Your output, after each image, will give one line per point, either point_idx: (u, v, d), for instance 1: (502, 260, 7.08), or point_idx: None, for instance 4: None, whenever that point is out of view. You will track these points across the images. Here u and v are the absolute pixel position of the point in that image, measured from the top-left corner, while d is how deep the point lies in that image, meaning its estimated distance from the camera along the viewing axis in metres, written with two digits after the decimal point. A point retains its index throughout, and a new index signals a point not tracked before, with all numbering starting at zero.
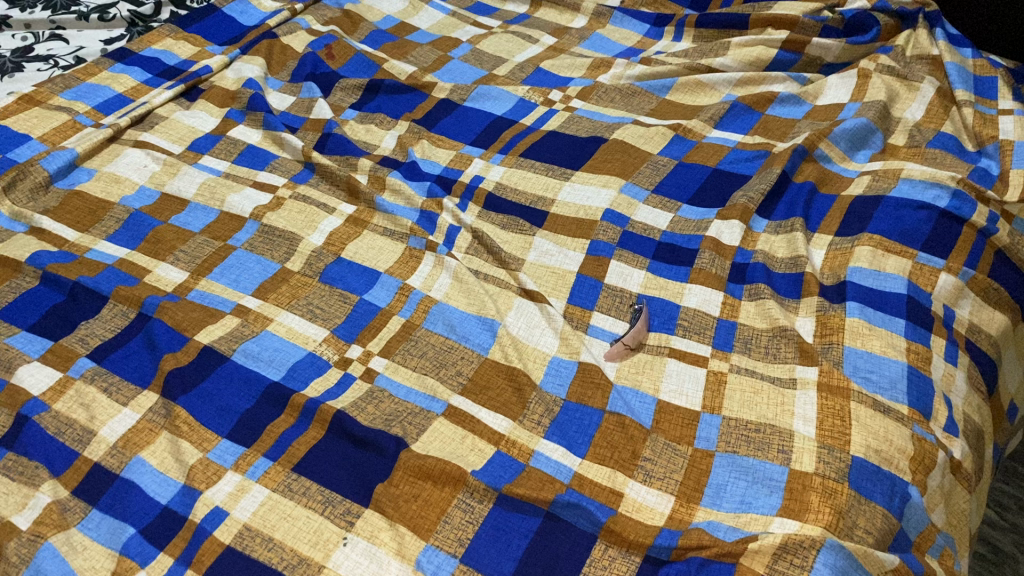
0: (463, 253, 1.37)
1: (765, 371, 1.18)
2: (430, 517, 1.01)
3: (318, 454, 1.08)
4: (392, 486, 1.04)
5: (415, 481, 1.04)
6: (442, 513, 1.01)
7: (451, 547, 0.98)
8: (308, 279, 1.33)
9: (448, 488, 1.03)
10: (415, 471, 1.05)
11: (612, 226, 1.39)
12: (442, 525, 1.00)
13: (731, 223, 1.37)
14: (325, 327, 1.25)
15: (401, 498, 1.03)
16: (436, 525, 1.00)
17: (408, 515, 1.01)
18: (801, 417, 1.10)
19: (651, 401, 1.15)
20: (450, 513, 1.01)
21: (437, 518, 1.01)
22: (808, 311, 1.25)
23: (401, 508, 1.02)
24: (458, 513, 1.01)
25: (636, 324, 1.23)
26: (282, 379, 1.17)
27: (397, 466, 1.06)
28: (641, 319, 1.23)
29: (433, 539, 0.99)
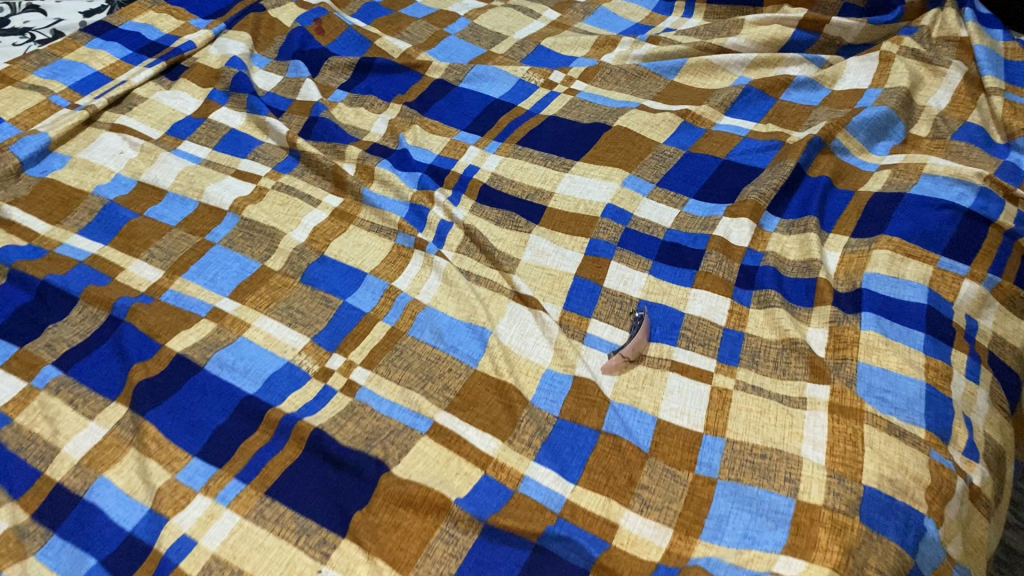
0: (454, 252, 1.29)
1: (772, 388, 1.10)
2: (410, 548, 0.94)
3: (293, 477, 1.02)
4: (371, 514, 0.97)
5: (395, 509, 0.97)
6: (423, 544, 0.94)
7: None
8: (290, 279, 1.25)
9: (430, 517, 0.96)
10: (395, 497, 0.98)
11: (613, 224, 1.31)
12: (422, 558, 0.93)
13: (741, 221, 1.29)
14: (304, 333, 1.18)
15: (380, 527, 0.96)
16: (417, 558, 0.93)
17: (386, 546, 0.94)
18: (810, 442, 1.03)
19: (651, 419, 1.07)
20: (431, 545, 0.94)
21: (417, 550, 0.94)
22: (821, 321, 1.17)
23: (379, 539, 0.95)
24: (440, 545, 0.94)
25: (635, 334, 1.15)
26: (259, 392, 1.11)
27: (377, 492, 0.99)
28: (638, 328, 1.16)
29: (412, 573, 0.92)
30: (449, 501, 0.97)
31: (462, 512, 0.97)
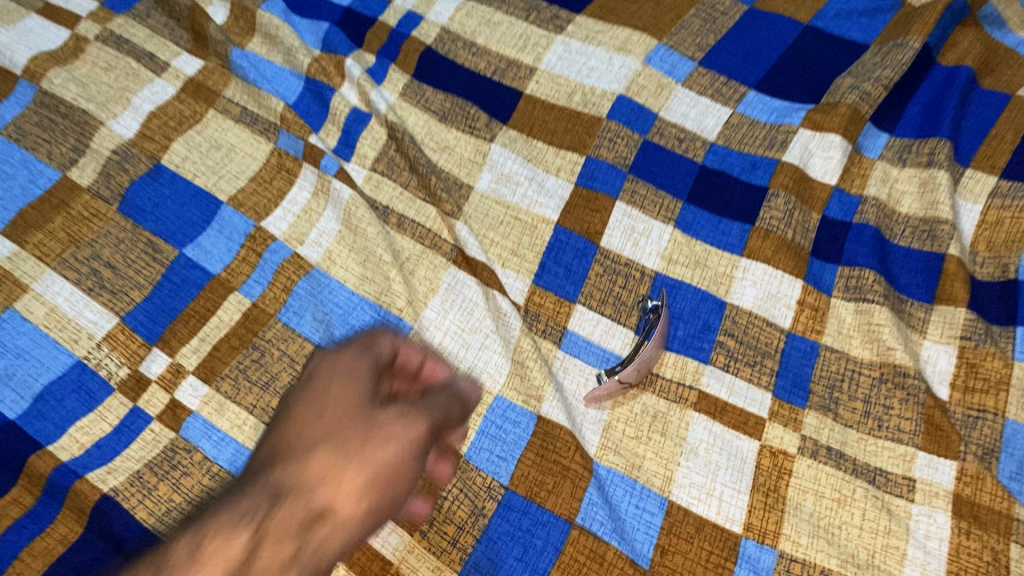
0: (367, 169, 0.82)
1: (860, 455, 0.67)
2: (346, 414, 0.58)
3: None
4: (330, 392, 0.60)
5: (345, 397, 0.59)
6: (374, 427, 0.57)
7: (342, 510, 0.54)
8: (102, 206, 0.79)
9: (396, 423, 0.57)
10: (374, 370, 0.62)
11: (627, 132, 0.83)
12: (356, 462, 0.55)
13: (829, 139, 0.81)
14: (111, 310, 0.73)
15: (316, 398, 0.60)
16: (352, 459, 0.55)
17: (318, 427, 0.57)
18: (917, 569, 0.62)
19: (657, 505, 0.66)
20: (384, 438, 0.56)
21: (359, 447, 0.55)
22: (946, 334, 0.72)
23: (307, 414, 0.59)
24: (397, 435, 0.56)
25: (654, 327, 0.71)
26: (25, 419, 0.68)
27: (355, 379, 0.61)
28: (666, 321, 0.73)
29: (308, 484, 0.54)
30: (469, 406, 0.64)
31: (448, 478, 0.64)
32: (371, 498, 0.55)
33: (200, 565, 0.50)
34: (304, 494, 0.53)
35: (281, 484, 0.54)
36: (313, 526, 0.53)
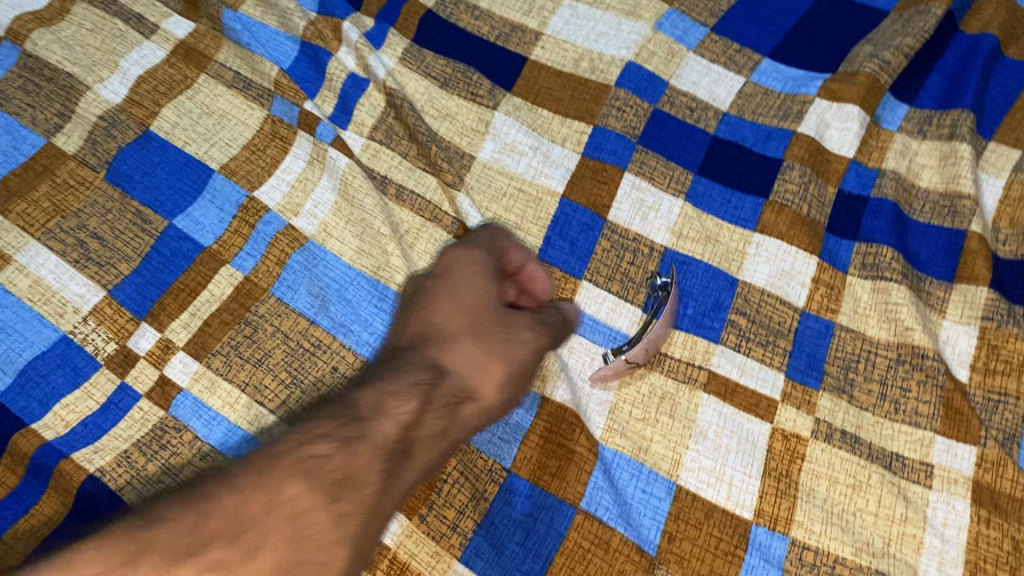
0: (365, 137, 0.79)
1: (876, 440, 0.65)
2: (484, 308, 0.58)
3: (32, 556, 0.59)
4: (467, 279, 0.59)
5: (481, 285, 0.59)
6: (511, 328, 0.58)
7: (486, 398, 0.56)
8: (89, 173, 0.75)
9: (526, 325, 0.59)
10: (497, 267, 0.61)
11: (636, 101, 0.80)
12: (500, 357, 0.56)
13: (846, 111, 0.78)
14: (98, 283, 0.70)
15: (449, 283, 0.59)
16: (497, 352, 0.56)
17: (459, 314, 0.57)
18: (934, 559, 0.60)
19: (665, 490, 0.63)
20: (522, 340, 0.58)
21: (503, 343, 0.57)
22: (966, 314, 0.69)
23: (439, 297, 0.58)
24: (534, 342, 0.59)
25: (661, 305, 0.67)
26: (8, 396, 0.65)
27: (478, 273, 0.59)
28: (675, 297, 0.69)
29: (460, 369, 0.55)
30: (569, 325, 0.63)
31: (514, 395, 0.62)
32: (505, 392, 0.57)
33: (377, 420, 0.48)
34: (458, 377, 0.55)
35: (431, 365, 0.54)
36: (460, 406, 0.54)
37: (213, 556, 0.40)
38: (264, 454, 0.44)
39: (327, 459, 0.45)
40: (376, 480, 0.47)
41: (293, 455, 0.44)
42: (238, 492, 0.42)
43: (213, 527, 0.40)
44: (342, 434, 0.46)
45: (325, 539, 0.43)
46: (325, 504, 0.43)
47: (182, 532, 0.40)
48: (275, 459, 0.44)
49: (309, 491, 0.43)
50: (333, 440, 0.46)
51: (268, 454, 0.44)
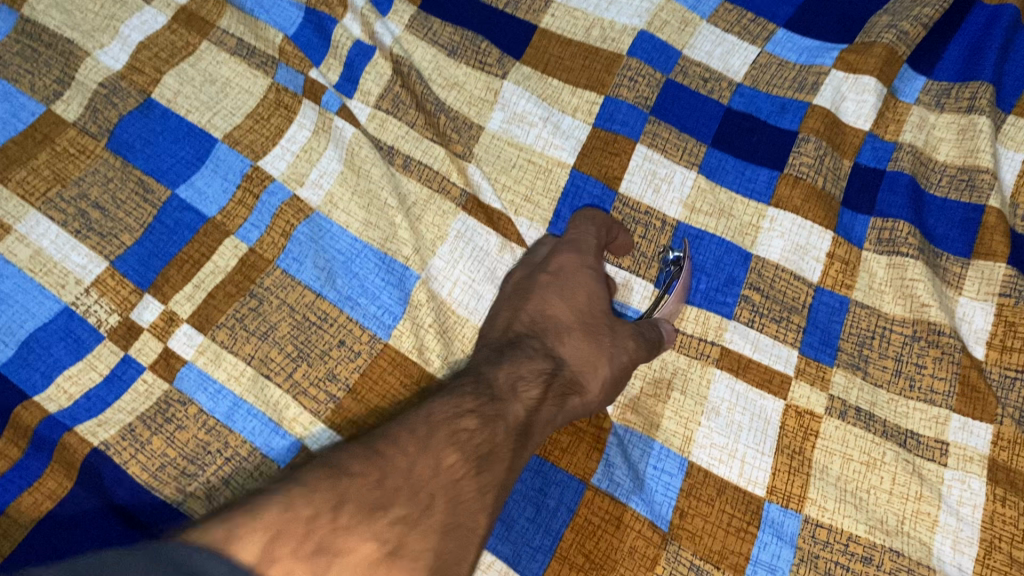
0: (371, 107, 0.77)
1: (890, 417, 0.64)
2: (594, 308, 0.63)
3: (43, 548, 0.58)
4: (579, 274, 0.64)
5: (593, 278, 0.64)
6: (617, 330, 0.62)
7: (592, 395, 0.59)
8: (90, 142, 0.74)
9: (630, 334, 0.62)
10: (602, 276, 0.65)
11: (649, 70, 0.78)
12: (608, 360, 0.60)
13: (862, 82, 0.76)
14: (100, 253, 0.69)
15: (559, 282, 0.63)
16: (605, 355, 0.60)
17: (574, 309, 0.62)
18: (949, 537, 0.59)
19: (677, 466, 0.63)
20: (628, 343, 0.61)
21: (611, 343, 0.61)
22: (983, 291, 0.68)
23: (555, 290, 0.63)
24: (636, 353, 0.62)
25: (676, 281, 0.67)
26: (10, 368, 0.64)
27: (587, 262, 0.65)
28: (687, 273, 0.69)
29: (574, 362, 0.59)
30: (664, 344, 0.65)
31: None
32: (606, 395, 0.61)
33: (512, 400, 0.52)
34: (572, 369, 0.59)
35: (551, 356, 0.58)
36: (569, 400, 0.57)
37: (397, 512, 0.40)
38: (420, 420, 0.47)
39: (472, 433, 0.48)
40: (511, 452, 0.50)
41: (446, 424, 0.47)
42: (402, 453, 0.44)
43: (392, 484, 0.42)
44: (484, 410, 0.50)
45: (474, 505, 0.44)
46: (473, 473, 0.45)
47: (369, 488, 0.41)
48: (431, 434, 0.46)
49: (460, 453, 0.46)
50: (475, 415, 0.49)
51: (422, 424, 0.47)
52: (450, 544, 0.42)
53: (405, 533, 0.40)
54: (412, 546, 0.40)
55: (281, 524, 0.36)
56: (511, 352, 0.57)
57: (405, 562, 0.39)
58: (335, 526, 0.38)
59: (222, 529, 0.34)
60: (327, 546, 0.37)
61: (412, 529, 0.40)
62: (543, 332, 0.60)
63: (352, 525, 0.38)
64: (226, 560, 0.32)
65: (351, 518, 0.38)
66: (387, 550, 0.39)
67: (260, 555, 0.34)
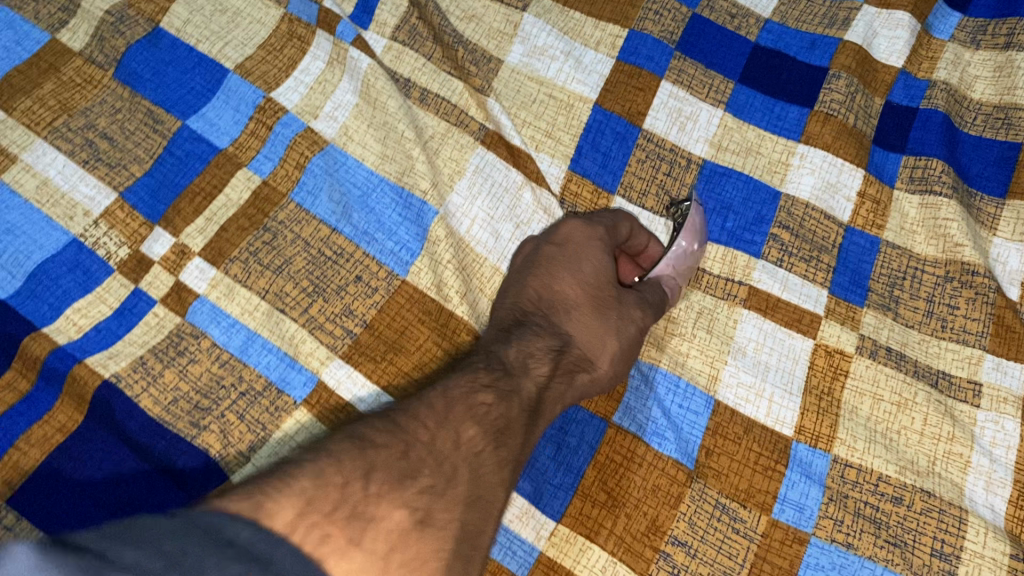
0: (387, 38, 0.75)
1: (921, 357, 0.62)
2: (604, 281, 0.58)
3: (69, 506, 0.56)
4: (588, 246, 0.60)
5: (600, 251, 0.60)
6: (626, 302, 0.58)
7: (603, 373, 0.56)
8: (96, 71, 0.71)
9: (637, 303, 0.58)
10: (613, 245, 0.61)
11: (674, 5, 0.76)
12: (615, 332, 0.57)
13: (896, 18, 0.74)
14: (109, 184, 0.67)
15: (566, 255, 0.59)
16: (611, 328, 0.57)
17: (581, 283, 0.58)
18: (981, 478, 0.58)
19: (702, 405, 0.61)
20: (636, 316, 0.58)
21: (620, 316, 0.57)
22: (1018, 231, 0.66)
23: (562, 265, 0.59)
24: (646, 321, 0.58)
25: (679, 226, 0.63)
26: (17, 299, 0.63)
27: (597, 234, 0.60)
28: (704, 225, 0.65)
29: (580, 338, 0.56)
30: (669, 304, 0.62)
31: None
32: (616, 369, 0.58)
33: (524, 377, 0.51)
34: (579, 345, 0.56)
35: (559, 332, 0.56)
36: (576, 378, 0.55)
37: (424, 482, 0.40)
38: (437, 394, 0.46)
39: (490, 408, 0.47)
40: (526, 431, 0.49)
41: (463, 399, 0.46)
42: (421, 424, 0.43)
43: (416, 455, 0.41)
44: (500, 385, 0.49)
45: (493, 480, 0.44)
46: (493, 448, 0.45)
47: (395, 458, 0.40)
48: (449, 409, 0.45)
49: (480, 430, 0.45)
50: (492, 390, 0.48)
51: (439, 399, 0.46)
52: (472, 514, 0.41)
53: (431, 503, 0.40)
54: (438, 516, 0.39)
55: (314, 492, 0.35)
56: (517, 331, 0.55)
57: (431, 531, 0.38)
58: (367, 494, 0.37)
59: (253, 500, 0.33)
60: (361, 512, 0.36)
61: (437, 500, 0.40)
62: (548, 309, 0.57)
63: (382, 494, 0.38)
64: (266, 528, 0.31)
65: (381, 487, 0.38)
66: (417, 518, 0.38)
67: (295, 520, 0.33)
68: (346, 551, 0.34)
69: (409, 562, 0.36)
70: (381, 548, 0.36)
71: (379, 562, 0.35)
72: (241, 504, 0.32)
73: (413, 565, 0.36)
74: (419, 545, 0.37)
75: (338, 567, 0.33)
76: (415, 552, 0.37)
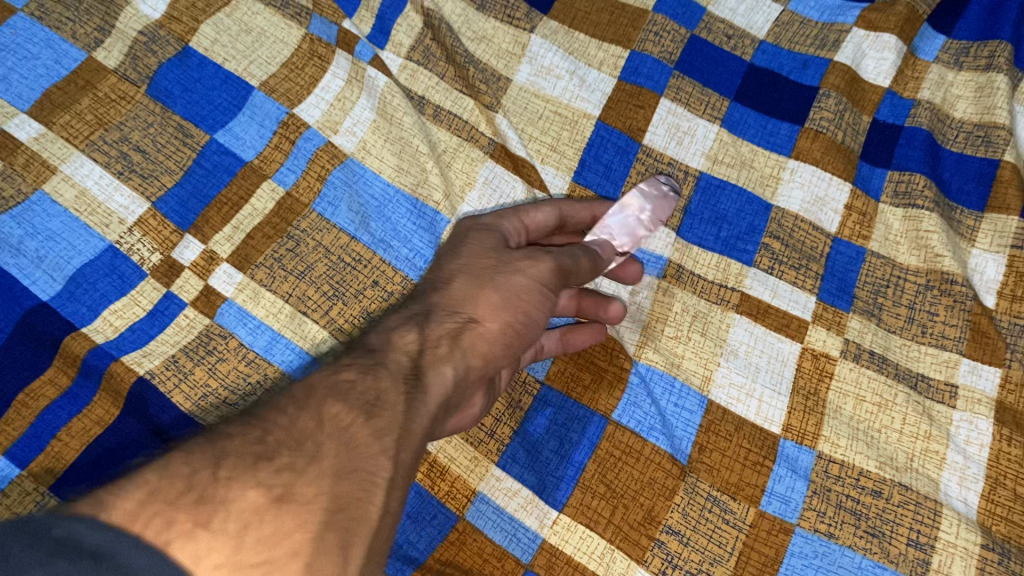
0: (403, 58, 0.79)
1: (902, 360, 0.67)
2: (489, 251, 0.60)
3: None
4: (476, 229, 0.63)
5: (488, 230, 0.62)
6: (508, 262, 0.58)
7: (488, 329, 0.54)
8: (130, 88, 0.76)
9: (522, 256, 0.59)
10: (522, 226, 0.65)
11: (673, 26, 0.80)
12: (493, 287, 0.56)
13: (883, 40, 0.78)
14: (142, 195, 0.72)
15: (450, 246, 0.62)
16: (488, 286, 0.56)
17: (461, 260, 0.59)
18: (956, 474, 0.62)
19: (696, 404, 0.65)
20: (517, 269, 0.58)
21: (500, 275, 0.57)
22: (995, 243, 0.70)
23: (448, 252, 0.61)
24: (532, 272, 0.57)
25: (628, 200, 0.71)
26: (58, 301, 0.67)
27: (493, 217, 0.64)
28: (663, 200, 0.72)
29: (454, 302, 0.55)
30: (596, 261, 0.63)
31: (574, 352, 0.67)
32: (508, 327, 0.55)
33: (391, 351, 0.49)
34: (453, 309, 0.55)
35: (431, 305, 0.55)
36: (464, 339, 0.53)
37: (282, 460, 0.38)
38: (299, 384, 0.45)
39: (355, 383, 0.45)
40: (402, 397, 0.46)
41: (326, 379, 0.45)
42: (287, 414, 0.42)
43: (274, 439, 0.39)
44: (362, 362, 0.47)
45: (371, 450, 0.41)
46: (363, 418, 0.42)
47: (251, 443, 0.39)
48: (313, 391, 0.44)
49: (346, 405, 0.43)
50: (354, 368, 0.46)
51: (303, 388, 0.44)
52: (348, 486, 0.38)
53: (292, 480, 0.37)
54: (300, 491, 0.37)
55: (159, 485, 0.34)
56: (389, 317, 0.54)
57: (293, 506, 0.36)
58: (216, 478, 0.36)
59: (92, 500, 0.32)
60: (210, 496, 0.35)
61: (299, 476, 0.37)
62: (427, 290, 0.57)
63: (234, 475, 0.36)
64: (101, 520, 0.31)
65: (232, 470, 0.36)
66: (274, 495, 0.36)
67: (134, 509, 0.32)
68: (191, 533, 0.32)
69: (266, 538, 0.34)
70: (232, 527, 0.33)
71: (231, 541, 0.33)
72: (80, 507, 0.31)
73: (271, 541, 0.34)
74: (277, 521, 0.35)
75: (184, 551, 0.31)
76: (272, 528, 0.34)
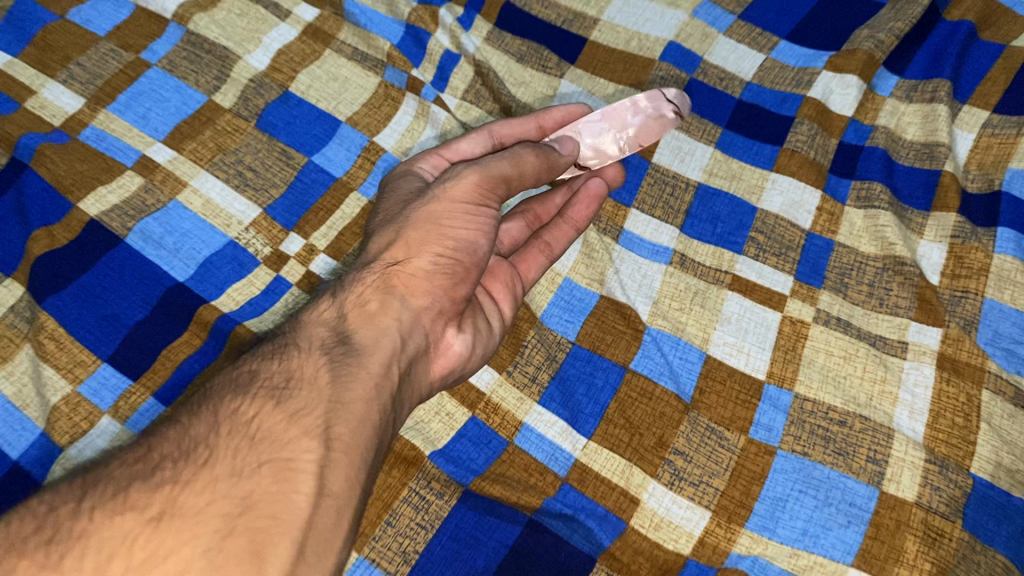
0: (458, 99, 1.00)
1: (863, 325, 0.83)
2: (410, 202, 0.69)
3: None
4: (403, 182, 0.75)
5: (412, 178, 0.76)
6: (426, 201, 0.68)
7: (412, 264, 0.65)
8: (242, 122, 0.96)
9: (441, 180, 0.69)
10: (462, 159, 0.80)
11: (676, 71, 0.99)
12: (413, 226, 0.66)
13: (847, 79, 0.96)
14: (255, 203, 0.91)
15: (385, 206, 0.73)
16: (410, 224, 0.66)
17: (387, 216, 0.71)
18: (906, 409, 0.77)
19: (697, 357, 0.82)
20: (434, 201, 0.67)
21: (421, 210, 0.67)
22: (938, 235, 0.87)
23: (380, 215, 0.72)
24: (448, 196, 0.67)
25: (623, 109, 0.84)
26: (191, 281, 0.86)
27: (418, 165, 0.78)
28: (656, 120, 0.85)
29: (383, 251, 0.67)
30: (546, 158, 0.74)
31: (585, 222, 0.83)
32: (432, 260, 0.65)
33: (304, 343, 0.58)
34: (382, 265, 0.65)
35: (362, 273, 0.66)
36: (394, 284, 0.64)
37: (160, 477, 0.46)
38: (199, 399, 0.53)
39: (268, 376, 0.55)
40: (324, 365, 0.55)
41: (234, 379, 0.55)
42: (181, 429, 0.51)
43: (155, 456, 0.48)
44: (277, 347, 0.58)
45: (294, 438, 0.49)
46: (274, 404, 0.52)
47: (132, 467, 0.47)
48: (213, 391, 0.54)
49: (247, 399, 0.52)
50: (266, 357, 0.57)
51: (201, 399, 0.54)
52: (260, 485, 0.46)
53: (172, 495, 0.45)
54: (180, 504, 0.44)
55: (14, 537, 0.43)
56: (320, 304, 0.64)
57: (175, 521, 0.44)
58: (78, 512, 0.44)
59: None
60: (74, 534, 0.43)
61: (180, 488, 0.45)
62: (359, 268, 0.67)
63: (104, 509, 0.44)
64: None
65: (100, 502, 0.45)
66: (150, 516, 0.44)
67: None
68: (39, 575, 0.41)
69: (138, 563, 0.42)
70: (88, 564, 0.42)
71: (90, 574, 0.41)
72: None
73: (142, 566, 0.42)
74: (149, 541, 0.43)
75: None
76: (140, 550, 0.42)
